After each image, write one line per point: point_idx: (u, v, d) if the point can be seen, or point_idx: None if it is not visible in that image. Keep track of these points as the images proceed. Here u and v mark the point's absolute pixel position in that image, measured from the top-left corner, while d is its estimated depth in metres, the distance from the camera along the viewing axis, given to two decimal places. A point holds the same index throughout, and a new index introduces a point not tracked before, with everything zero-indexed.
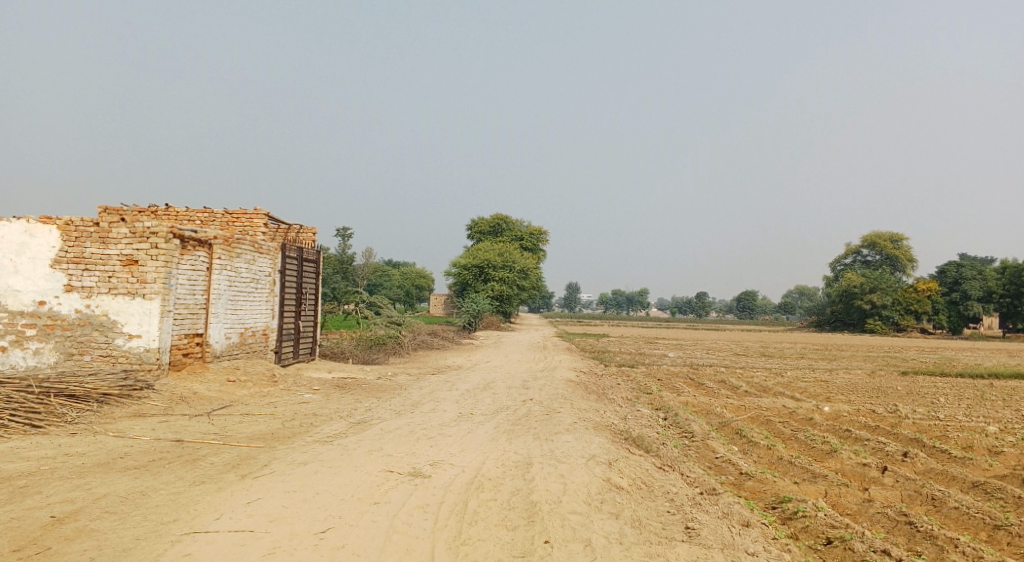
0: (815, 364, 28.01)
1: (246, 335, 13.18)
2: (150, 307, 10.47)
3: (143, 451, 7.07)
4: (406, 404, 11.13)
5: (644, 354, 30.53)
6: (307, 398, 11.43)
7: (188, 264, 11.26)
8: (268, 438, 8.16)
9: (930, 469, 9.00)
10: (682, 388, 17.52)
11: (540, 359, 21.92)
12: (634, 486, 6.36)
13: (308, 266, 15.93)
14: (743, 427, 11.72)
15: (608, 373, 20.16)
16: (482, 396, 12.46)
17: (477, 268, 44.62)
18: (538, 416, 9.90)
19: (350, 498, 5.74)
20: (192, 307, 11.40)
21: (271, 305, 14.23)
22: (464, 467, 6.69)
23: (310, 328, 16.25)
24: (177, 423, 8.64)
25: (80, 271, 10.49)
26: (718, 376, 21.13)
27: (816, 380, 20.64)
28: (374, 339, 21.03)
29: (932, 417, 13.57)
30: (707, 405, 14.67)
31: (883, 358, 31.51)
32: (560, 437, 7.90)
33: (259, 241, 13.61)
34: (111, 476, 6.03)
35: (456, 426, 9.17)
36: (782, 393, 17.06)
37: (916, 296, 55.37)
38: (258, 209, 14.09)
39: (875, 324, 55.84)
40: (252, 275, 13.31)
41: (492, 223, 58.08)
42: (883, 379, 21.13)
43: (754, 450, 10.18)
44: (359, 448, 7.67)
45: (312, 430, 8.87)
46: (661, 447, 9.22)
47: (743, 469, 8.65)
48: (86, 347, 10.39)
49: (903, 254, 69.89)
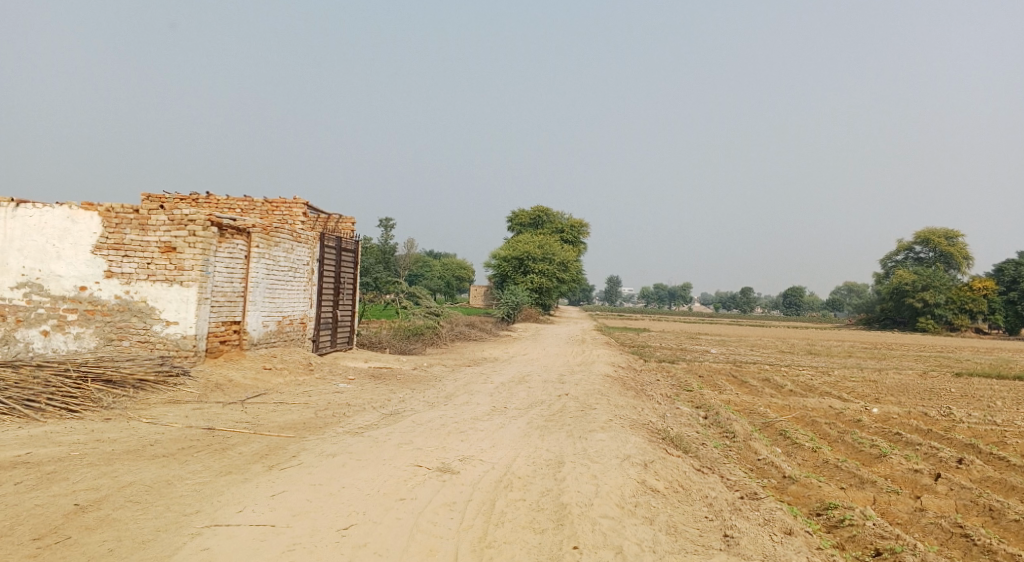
0: (863, 362, 27.05)
1: (283, 323, 13.25)
2: (188, 294, 10.57)
3: (173, 438, 7.10)
4: (439, 396, 11.01)
5: (685, 349, 29.97)
6: (341, 387, 11.42)
7: (226, 252, 11.33)
8: (299, 428, 8.12)
9: (987, 477, 8.44)
10: (724, 385, 17.04)
11: (578, 353, 21.64)
12: (670, 488, 6.07)
13: (347, 255, 15.95)
14: (787, 428, 11.25)
15: (646, 369, 19.75)
16: (517, 389, 12.28)
17: (516, 260, 44.46)
18: (572, 411, 9.66)
19: (375, 493, 5.61)
20: (230, 295, 11.48)
21: (309, 294, 14.29)
22: (494, 463, 6.50)
23: (348, 318, 16.29)
24: (210, 411, 8.69)
25: (120, 257, 10.65)
26: (762, 374, 20.53)
27: (865, 380, 19.87)
28: (412, 329, 21.07)
29: (990, 422, 12.84)
30: (750, 404, 14.21)
31: (936, 358, 30.20)
32: (594, 435, 7.65)
33: (298, 230, 13.64)
34: (139, 464, 6.03)
35: (489, 420, 8.99)
36: (829, 393, 16.44)
37: (972, 294, 52.82)
38: (297, 198, 14.12)
39: (926, 322, 53.38)
40: (290, 264, 13.36)
41: (532, 216, 57.80)
42: (936, 380, 20.19)
43: (798, 452, 9.73)
44: (389, 440, 7.55)
45: (344, 420, 8.81)
46: (700, 447, 8.87)
47: (787, 472, 8.25)
48: (125, 333, 10.57)
49: (959, 250, 67.02)
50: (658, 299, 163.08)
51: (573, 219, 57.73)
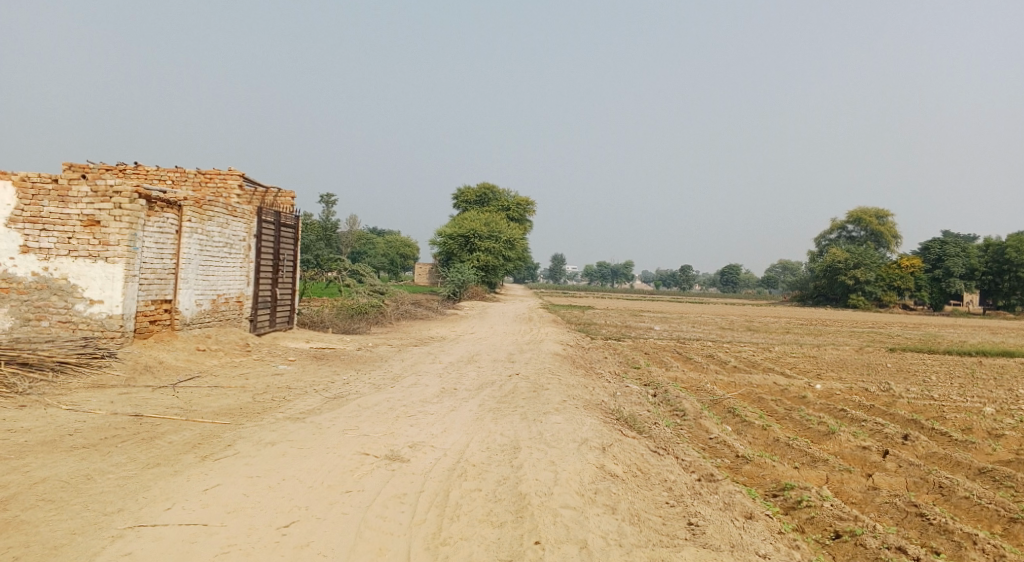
0: (802, 338, 27.90)
1: (218, 302, 12.51)
2: (113, 272, 9.72)
3: (96, 427, 6.42)
4: (386, 378, 10.58)
5: (631, 327, 30.26)
6: (281, 369, 10.86)
7: (155, 226, 10.51)
8: (236, 414, 7.59)
9: (931, 453, 8.69)
10: (671, 363, 17.17)
11: (527, 331, 21.47)
12: (629, 473, 5.91)
13: (286, 231, 15.18)
14: (736, 406, 11.33)
15: (594, 347, 19.73)
16: (466, 370, 11.97)
17: (462, 238, 43.87)
18: (525, 392, 9.42)
19: (320, 486, 5.20)
20: (159, 272, 10.69)
21: (246, 271, 13.54)
22: (446, 450, 6.17)
23: (288, 296, 15.57)
24: (138, 396, 8.02)
25: (37, 231, 9.75)
26: (707, 351, 20.86)
27: (805, 355, 20.44)
28: (356, 308, 20.42)
29: (926, 396, 13.32)
30: (697, 381, 14.33)
31: (869, 333, 31.45)
32: (549, 418, 7.40)
33: (234, 204, 12.82)
34: (55, 455, 5.42)
35: (439, 403, 8.64)
36: (772, 369, 16.79)
37: (900, 273, 55.35)
38: (233, 170, 13.28)
39: (858, 299, 55.85)
40: (225, 240, 12.58)
41: (478, 193, 57.17)
42: (872, 356, 20.94)
43: (748, 430, 9.79)
44: (334, 426, 7.11)
45: (285, 405, 8.31)
46: (654, 427, 8.78)
47: (739, 451, 8.27)
48: (43, 312, 9.67)
49: (888, 230, 70.19)
50: (602, 276, 165.18)
51: (519, 196, 57.32)
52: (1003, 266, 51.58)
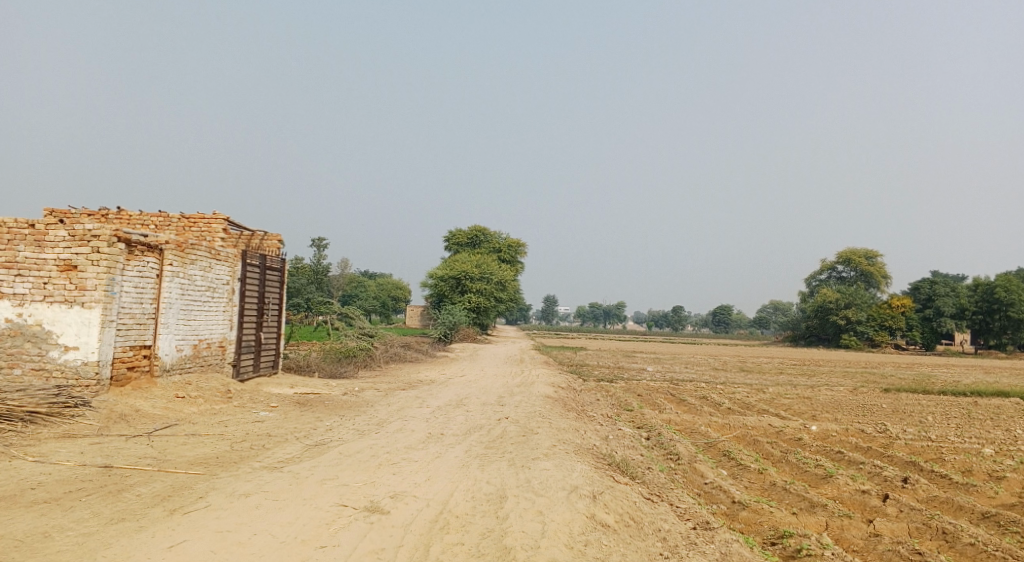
0: (795, 379, 27.65)
1: (200, 346, 12.22)
2: (90, 317, 9.46)
3: (60, 480, 6.09)
4: (371, 424, 10.26)
5: (623, 368, 29.97)
6: (263, 416, 10.53)
7: (134, 270, 10.31)
8: (211, 464, 7.26)
9: (933, 497, 8.43)
10: (664, 405, 16.88)
11: (518, 373, 21.16)
12: (621, 522, 5.63)
13: (272, 274, 14.97)
14: (731, 449, 11.05)
15: (586, 389, 19.42)
16: (454, 414, 11.65)
17: (453, 280, 43.76)
18: (514, 437, 9.13)
19: (293, 541, 4.89)
20: (138, 317, 10.44)
21: (230, 315, 13.28)
22: (429, 500, 5.88)
23: (273, 340, 15.26)
24: (109, 446, 7.70)
25: (11, 277, 9.56)
26: (700, 393, 20.58)
27: (799, 397, 20.18)
28: (345, 351, 20.11)
29: (923, 438, 13.06)
30: (691, 423, 14.04)
31: (863, 374, 31.23)
32: (538, 464, 7.10)
33: (218, 247, 12.65)
34: (12, 511, 5.11)
35: (424, 449, 8.33)
36: (767, 411, 16.52)
37: (891, 312, 55.49)
38: (217, 214, 13.15)
39: (851, 339, 55.81)
40: (208, 283, 12.37)
41: (470, 235, 57.33)
42: (866, 397, 20.69)
43: (745, 475, 9.49)
44: (313, 476, 6.80)
45: (263, 454, 7.98)
46: (647, 472, 8.50)
47: (735, 497, 7.98)
48: (15, 360, 9.39)
49: (878, 269, 70.64)
50: (594, 318, 165.13)
51: (511, 238, 57.48)
52: (993, 306, 51.71)
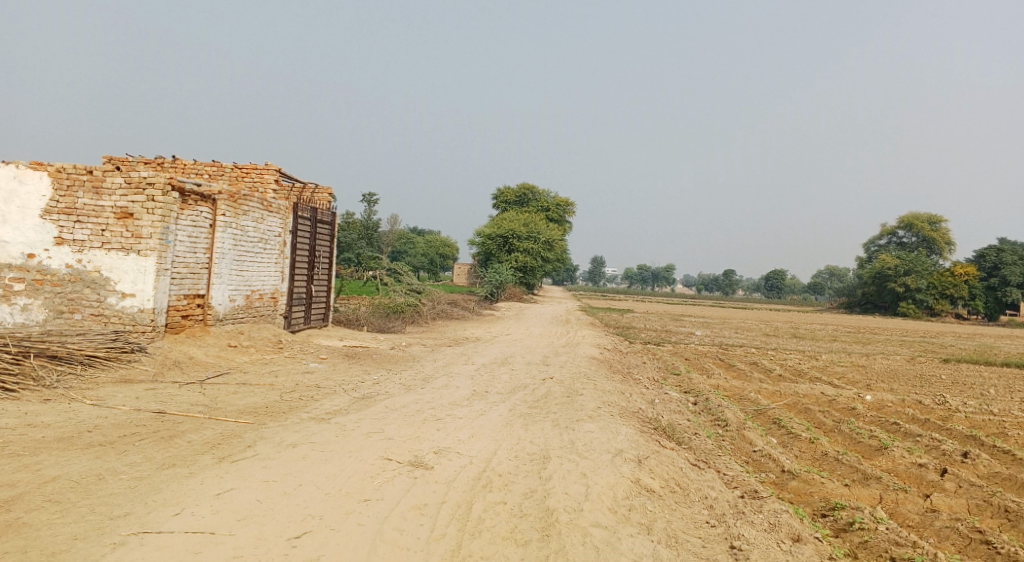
0: (849, 347, 26.82)
1: (252, 298, 12.48)
2: (145, 265, 9.74)
3: (117, 424, 6.30)
4: (417, 378, 10.34)
5: (670, 331, 29.58)
6: (312, 367, 10.72)
7: (188, 220, 10.51)
8: (260, 413, 7.42)
9: (995, 473, 8.03)
10: (712, 369, 16.58)
11: (563, 333, 21.08)
12: (666, 488, 5.49)
13: (323, 228, 15.11)
14: (781, 417, 10.76)
15: (632, 351, 19.21)
16: (499, 372, 11.65)
17: (500, 238, 43.68)
18: (558, 397, 9.06)
19: (336, 493, 4.94)
20: (192, 266, 10.69)
21: (281, 267, 13.49)
22: (472, 458, 5.86)
23: (323, 293, 15.50)
24: (164, 392, 7.94)
25: (71, 223, 9.82)
26: (749, 358, 20.14)
27: (854, 365, 19.55)
28: (392, 306, 20.35)
29: (986, 411, 12.47)
30: (740, 389, 13.74)
31: (920, 343, 30.08)
32: (582, 425, 7.00)
33: (269, 199, 12.79)
34: (69, 453, 5.30)
35: (468, 406, 8.33)
36: (819, 378, 16.05)
37: (954, 280, 53.03)
38: (269, 165, 13.31)
39: (908, 308, 53.83)
40: (260, 235, 12.56)
41: (518, 193, 56.94)
42: (924, 367, 19.90)
43: (795, 444, 9.22)
44: (358, 429, 6.87)
45: (311, 405, 8.12)
46: (693, 438, 8.32)
47: (785, 466, 7.74)
48: (76, 305, 9.73)
49: (943, 236, 67.38)
50: (642, 280, 163.40)
51: (559, 197, 56.82)
52: None
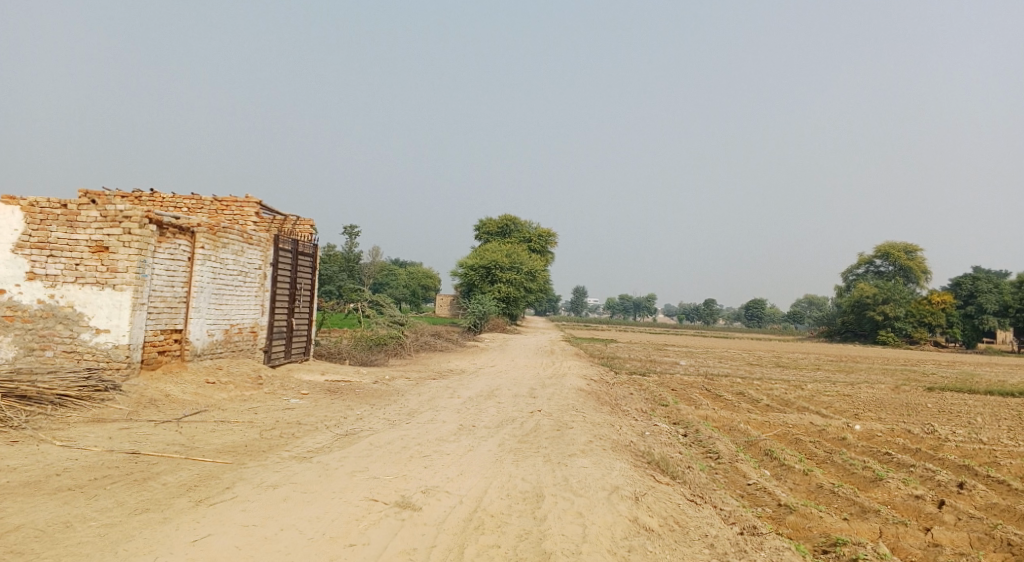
0: (833, 375, 26.85)
1: (232, 332, 12.17)
2: (121, 299, 9.44)
3: (87, 466, 5.99)
4: (402, 413, 10.06)
5: (655, 361, 29.45)
6: (294, 403, 10.41)
7: (166, 253, 10.25)
8: (239, 452, 7.11)
9: (993, 504, 7.93)
10: (700, 400, 16.42)
11: (549, 365, 20.85)
12: (665, 527, 5.30)
13: (304, 260, 14.86)
14: (773, 448, 10.60)
15: (619, 382, 19.03)
16: (486, 405, 11.39)
17: (483, 269, 43.59)
18: (548, 431, 8.84)
19: (320, 538, 4.67)
20: (170, 300, 10.40)
21: (262, 300, 13.21)
22: (462, 497, 5.62)
23: (305, 327, 15.19)
24: (138, 431, 7.61)
25: (44, 257, 9.52)
26: (736, 387, 20.02)
27: (840, 394, 19.50)
28: (375, 339, 20.02)
29: (976, 440, 12.42)
30: (729, 420, 13.58)
31: (902, 371, 30.22)
32: (575, 460, 6.78)
33: (250, 232, 12.57)
34: (35, 499, 4.97)
35: (456, 442, 8.08)
36: (807, 408, 15.95)
37: (931, 308, 53.71)
38: (250, 197, 13.10)
39: (887, 336, 54.49)
40: (240, 268, 12.30)
41: (500, 225, 57.08)
42: (910, 395, 19.91)
43: (789, 476, 9.05)
44: (342, 468, 6.59)
45: (292, 443, 7.82)
46: (687, 472, 8.13)
47: (781, 500, 7.58)
48: (48, 342, 9.37)
49: (918, 264, 68.39)
50: (624, 310, 163.96)
51: (541, 228, 57.02)
52: None
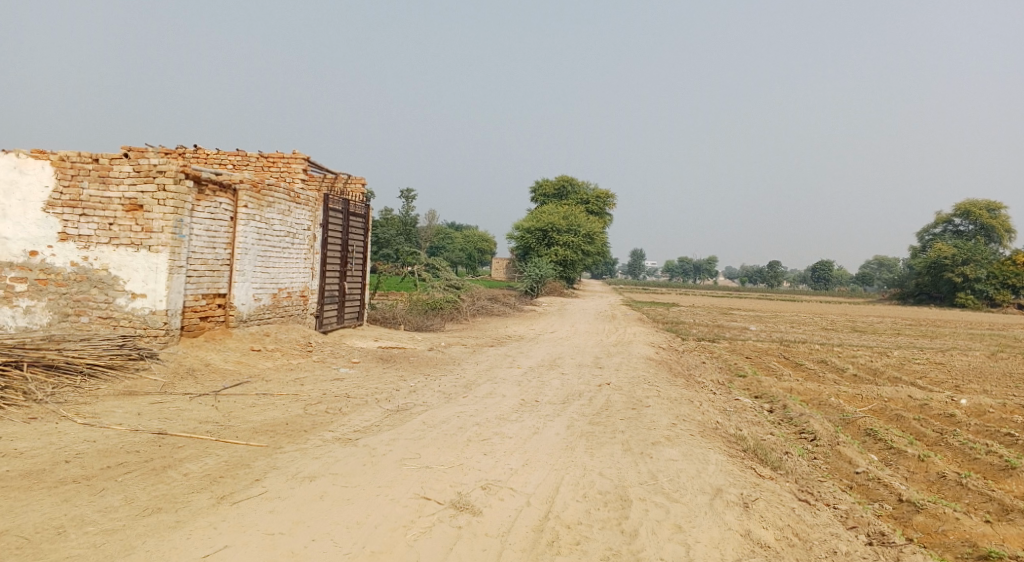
0: (916, 341, 24.80)
1: (280, 296, 11.53)
2: (157, 262, 8.86)
3: (104, 451, 5.45)
4: (457, 386, 9.19)
5: (721, 326, 27.97)
6: (342, 373, 9.67)
7: (205, 212, 9.59)
8: (276, 433, 6.43)
9: None
10: (779, 370, 15.05)
11: (612, 330, 19.76)
12: (784, 541, 4.19)
13: (357, 221, 14.04)
14: (875, 427, 9.09)
15: (688, 349, 17.73)
16: (548, 377, 10.41)
17: (540, 232, 42.49)
18: (620, 409, 7.82)
19: (358, 554, 3.81)
20: (211, 263, 9.78)
21: (311, 263, 12.51)
22: (530, 497, 4.67)
23: (357, 291, 14.47)
24: (170, 407, 7.12)
25: (76, 217, 8.96)
26: (815, 356, 18.46)
27: (933, 362, 17.72)
28: (431, 304, 19.34)
29: None
30: (817, 393, 12.23)
31: (989, 336, 27.87)
32: (662, 450, 5.71)
33: (297, 189, 11.80)
34: (32, 497, 4.37)
35: (519, 422, 7.14)
36: (902, 378, 14.37)
37: (1016, 269, 49.74)
38: (296, 152, 12.32)
39: (966, 298, 50.61)
40: (288, 229, 11.58)
41: (556, 186, 55.58)
42: (1013, 364, 17.81)
43: (901, 463, 7.52)
44: (389, 454, 5.73)
45: (337, 421, 7.03)
46: (787, 459, 6.94)
47: (903, 495, 6.15)
48: (83, 307, 8.89)
49: (1004, 223, 63.59)
50: (683, 273, 160.90)
51: (598, 189, 55.27)
52: None
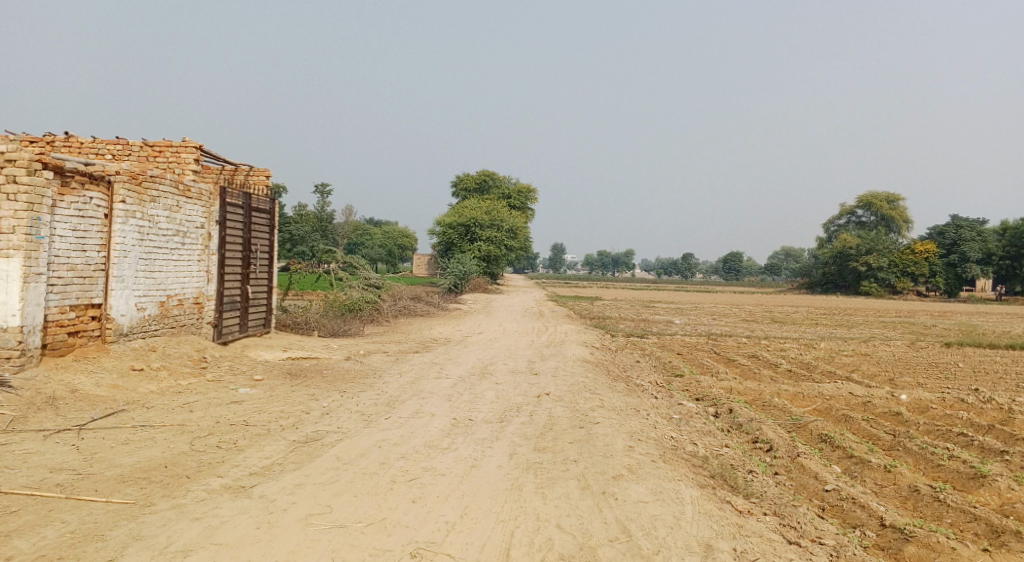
0: (837, 331, 25.30)
1: (169, 305, 9.96)
2: (7, 269, 7.21)
3: None
4: (379, 405, 8.01)
5: (649, 321, 27.75)
6: (243, 395, 8.29)
7: (71, 208, 8.00)
8: (150, 484, 5.11)
9: None
10: (715, 367, 14.60)
11: (543, 330, 18.91)
12: None
13: (261, 217, 12.53)
14: (830, 431, 8.59)
15: (621, 348, 17.11)
16: (481, 388, 9.38)
17: (462, 226, 41.32)
18: (567, 429, 6.90)
19: None
20: (80, 269, 8.18)
21: (207, 265, 10.96)
22: None
23: (263, 295, 12.93)
24: (14, 450, 5.65)
25: None
26: (746, 350, 18.26)
27: (859, 354, 17.82)
28: (349, 304, 17.87)
29: None
30: (758, 393, 11.77)
31: (900, 324, 28.91)
32: (627, 490, 4.84)
33: (187, 183, 10.25)
34: None
35: (453, 450, 6.10)
36: (836, 374, 14.19)
37: (914, 258, 52.61)
38: (187, 140, 10.75)
39: (870, 286, 53.35)
40: (177, 227, 10.02)
41: (478, 180, 54.58)
42: (932, 353, 18.16)
43: (867, 474, 7.00)
44: (293, 508, 4.57)
45: (230, 461, 5.75)
46: (755, 479, 6.23)
47: (885, 519, 5.56)
48: None
49: (900, 214, 67.44)
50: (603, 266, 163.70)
51: (520, 183, 54.65)
52: (1021, 250, 48.73)
